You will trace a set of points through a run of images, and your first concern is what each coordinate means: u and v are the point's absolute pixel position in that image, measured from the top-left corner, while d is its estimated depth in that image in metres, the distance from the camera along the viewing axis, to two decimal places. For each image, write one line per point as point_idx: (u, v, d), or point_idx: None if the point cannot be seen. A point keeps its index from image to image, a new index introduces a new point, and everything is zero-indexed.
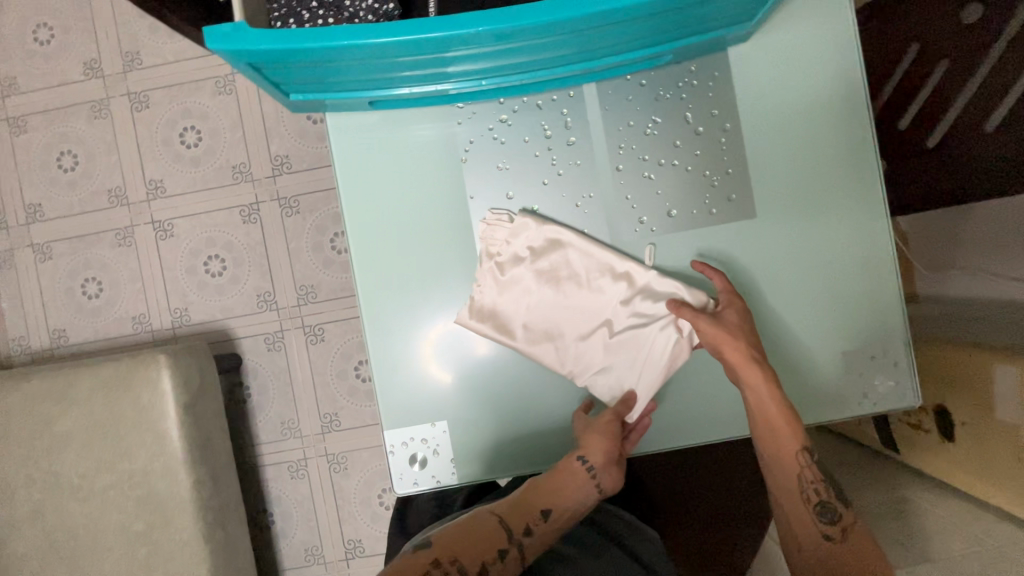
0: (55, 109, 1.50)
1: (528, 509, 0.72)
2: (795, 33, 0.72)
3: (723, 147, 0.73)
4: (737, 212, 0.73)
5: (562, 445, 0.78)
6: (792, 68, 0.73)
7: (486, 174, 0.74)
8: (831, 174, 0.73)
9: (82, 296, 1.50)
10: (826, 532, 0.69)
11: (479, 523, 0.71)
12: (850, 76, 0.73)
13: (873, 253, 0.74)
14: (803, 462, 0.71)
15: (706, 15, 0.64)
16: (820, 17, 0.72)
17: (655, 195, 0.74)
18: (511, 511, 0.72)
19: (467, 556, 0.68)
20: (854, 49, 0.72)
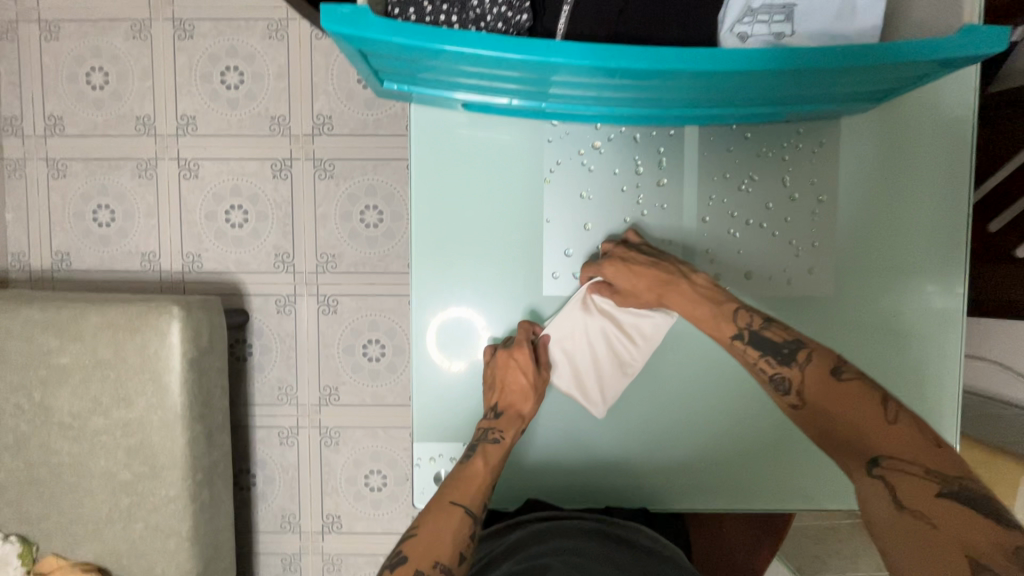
0: (91, 20, 1.40)
1: (478, 480, 0.65)
2: (911, 114, 0.70)
3: (815, 219, 0.71)
4: (813, 287, 0.71)
5: (596, 486, 0.77)
6: (901, 148, 0.70)
7: (568, 201, 0.71)
8: (914, 262, 0.71)
9: (92, 222, 1.44)
10: (792, 403, 0.60)
11: (444, 508, 0.61)
12: (958, 167, 0.70)
13: (938, 350, 0.72)
14: (737, 346, 0.63)
15: (839, 89, 0.60)
16: (939, 103, 0.69)
17: (735, 254, 0.71)
18: (460, 487, 0.64)
19: (444, 558, 0.57)
20: (968, 141, 0.70)
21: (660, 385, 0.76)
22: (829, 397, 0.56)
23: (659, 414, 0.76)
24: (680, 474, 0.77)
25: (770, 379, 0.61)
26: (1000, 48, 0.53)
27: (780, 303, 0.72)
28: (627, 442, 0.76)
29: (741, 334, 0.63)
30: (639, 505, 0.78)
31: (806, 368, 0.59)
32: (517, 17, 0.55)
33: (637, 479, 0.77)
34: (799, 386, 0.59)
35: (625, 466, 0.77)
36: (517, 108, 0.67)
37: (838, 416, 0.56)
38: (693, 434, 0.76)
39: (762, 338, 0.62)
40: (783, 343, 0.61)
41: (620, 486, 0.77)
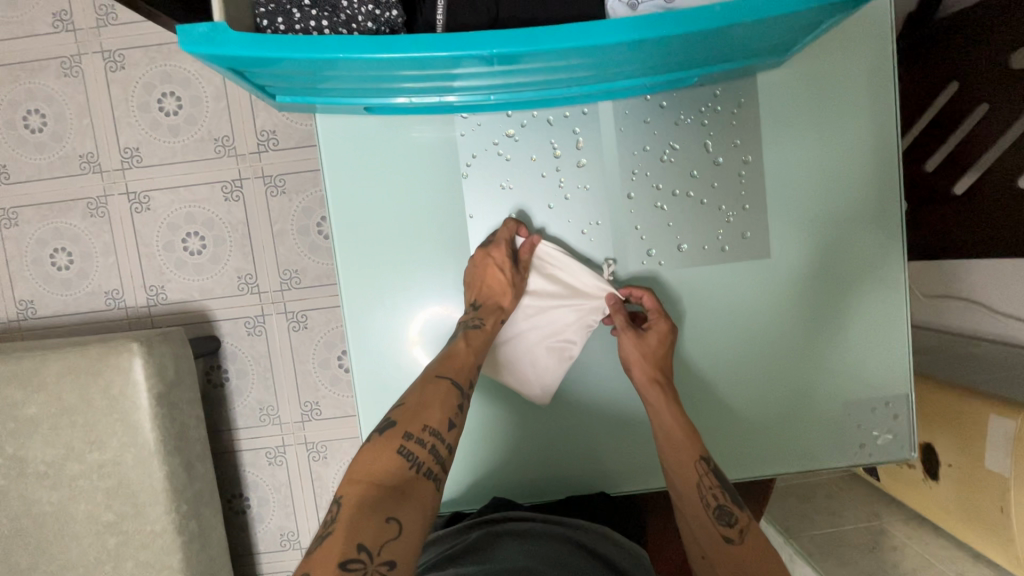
0: (21, 63, 1.38)
1: (438, 412, 0.64)
2: (830, 62, 0.67)
3: (742, 181, 0.69)
4: (751, 251, 0.70)
5: (556, 479, 0.76)
6: (824, 99, 0.68)
7: (488, 192, 0.69)
8: (849, 216, 0.70)
9: (51, 267, 1.42)
10: (727, 535, 0.67)
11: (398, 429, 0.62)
12: (885, 112, 0.68)
13: (892, 300, 0.71)
14: (704, 467, 0.67)
15: (741, 46, 0.58)
16: (859, 47, 0.67)
17: (666, 228, 0.70)
18: (417, 410, 0.63)
19: (432, 425, 0.62)
20: (891, 82, 0.67)
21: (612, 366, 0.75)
22: (758, 545, 0.67)
23: (613, 398, 0.75)
24: (640, 457, 0.75)
25: (719, 506, 0.67)
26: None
27: (727, 274, 0.70)
28: (582, 430, 0.75)
29: (710, 461, 0.68)
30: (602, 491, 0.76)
31: (747, 518, 0.68)
32: (392, 14, 0.53)
33: (597, 467, 0.75)
34: (742, 525, 0.67)
35: (581, 453, 0.75)
36: (420, 105, 0.65)
37: (757, 566, 0.65)
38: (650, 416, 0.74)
39: (722, 476, 0.69)
40: (732, 490, 0.69)
41: (581, 474, 0.75)
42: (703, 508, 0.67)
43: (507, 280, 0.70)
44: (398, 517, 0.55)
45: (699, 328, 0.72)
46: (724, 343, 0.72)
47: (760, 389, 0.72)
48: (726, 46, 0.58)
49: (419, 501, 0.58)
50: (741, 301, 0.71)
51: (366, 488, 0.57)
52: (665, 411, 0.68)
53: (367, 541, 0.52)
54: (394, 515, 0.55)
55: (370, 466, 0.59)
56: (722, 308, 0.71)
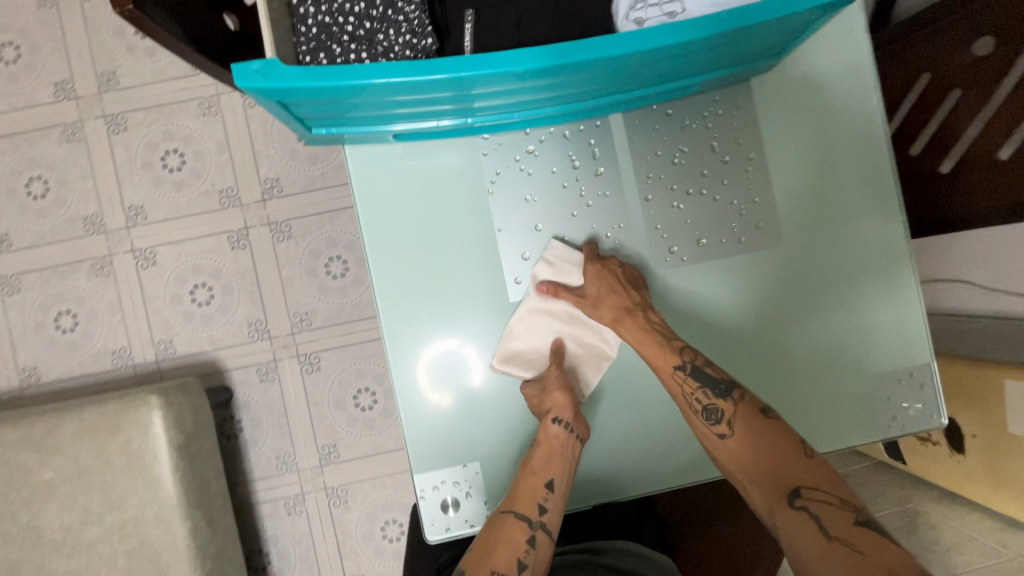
0: (22, 132, 1.41)
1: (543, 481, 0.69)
2: (811, 62, 0.73)
3: (748, 176, 0.73)
4: (764, 241, 0.74)
5: (603, 480, 0.76)
6: (810, 95, 0.73)
7: (512, 206, 0.72)
8: (848, 200, 0.74)
9: (55, 330, 1.41)
10: (720, 432, 0.67)
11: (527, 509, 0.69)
12: (867, 102, 0.73)
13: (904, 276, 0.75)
14: (679, 374, 0.68)
15: (741, 50, 0.64)
16: (836, 46, 0.73)
17: (683, 225, 0.73)
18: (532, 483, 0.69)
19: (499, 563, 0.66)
20: (870, 74, 0.73)
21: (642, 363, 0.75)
22: (754, 430, 0.65)
23: (646, 393, 0.75)
24: (683, 452, 0.75)
25: (704, 408, 0.67)
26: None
27: (749, 262, 0.74)
28: (625, 429, 0.75)
29: (684, 365, 0.68)
30: (650, 490, 0.76)
31: (741, 403, 0.67)
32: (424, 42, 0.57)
33: (635, 465, 0.76)
34: (730, 416, 0.66)
35: (626, 452, 0.76)
36: (445, 128, 0.69)
37: (758, 453, 0.64)
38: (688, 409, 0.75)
39: (705, 370, 0.68)
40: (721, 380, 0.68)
41: (628, 474, 0.75)
42: (690, 413, 0.68)
43: (566, 397, 0.70)
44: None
45: (729, 317, 0.75)
46: (754, 329, 0.75)
47: (791, 368, 0.75)
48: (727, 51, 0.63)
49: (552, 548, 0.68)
50: (765, 286, 0.74)
51: None
52: (623, 330, 0.70)
53: None
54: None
55: None
56: (748, 295, 0.74)
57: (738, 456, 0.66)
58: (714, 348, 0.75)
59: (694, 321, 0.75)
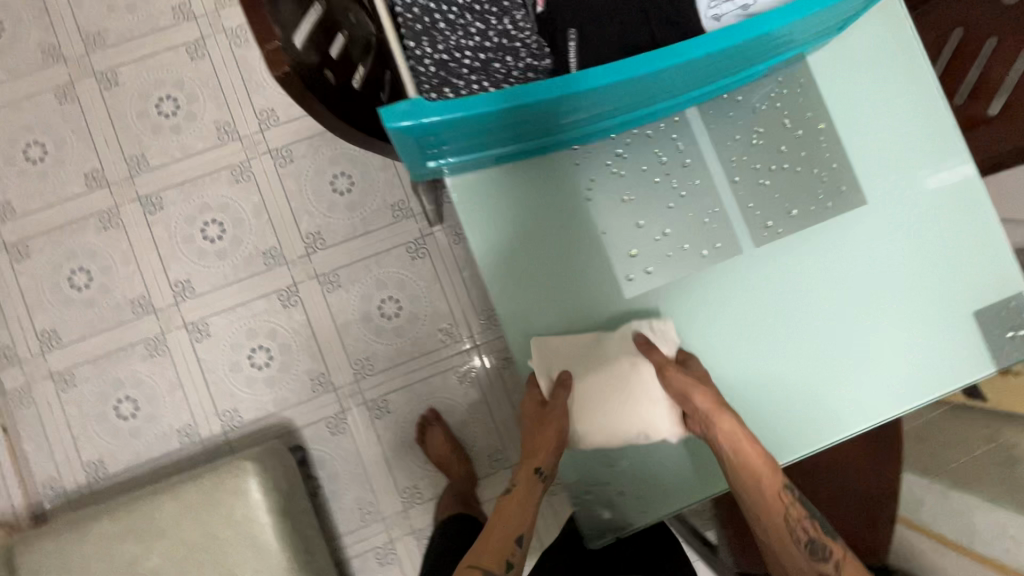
0: (58, 227, 1.41)
1: (523, 511, 0.74)
2: (857, 33, 0.78)
3: (823, 145, 0.77)
4: (850, 202, 0.77)
5: None
6: (862, 62, 0.78)
7: (611, 206, 0.75)
8: (916, 152, 0.79)
9: (116, 419, 1.38)
10: (821, 564, 0.70)
11: (495, 531, 0.73)
12: (916, 60, 0.78)
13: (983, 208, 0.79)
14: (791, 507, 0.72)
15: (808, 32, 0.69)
16: (876, 15, 0.78)
17: (773, 200, 0.77)
18: (516, 507, 0.74)
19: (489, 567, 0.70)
20: (913, 34, 0.78)
21: (756, 333, 0.77)
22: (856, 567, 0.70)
23: (766, 363, 0.77)
24: (815, 415, 0.77)
25: (809, 541, 0.71)
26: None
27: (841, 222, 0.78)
28: (755, 401, 0.77)
29: (790, 496, 0.72)
30: (792, 456, 0.77)
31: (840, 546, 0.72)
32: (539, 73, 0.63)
33: (773, 434, 0.77)
34: (837, 556, 0.70)
35: (761, 424, 0.77)
36: (543, 146, 0.73)
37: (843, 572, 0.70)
38: (811, 370, 0.77)
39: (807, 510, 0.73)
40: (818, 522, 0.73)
41: (768, 442, 0.77)
42: (793, 542, 0.71)
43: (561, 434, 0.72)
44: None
45: (831, 278, 0.78)
46: (856, 284, 0.78)
47: (897, 318, 0.78)
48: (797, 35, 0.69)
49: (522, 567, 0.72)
50: (859, 243, 0.78)
51: None
52: (746, 446, 0.69)
53: None
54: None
55: None
56: (844, 254, 0.78)
57: None
58: (823, 309, 0.77)
59: (800, 290, 0.77)
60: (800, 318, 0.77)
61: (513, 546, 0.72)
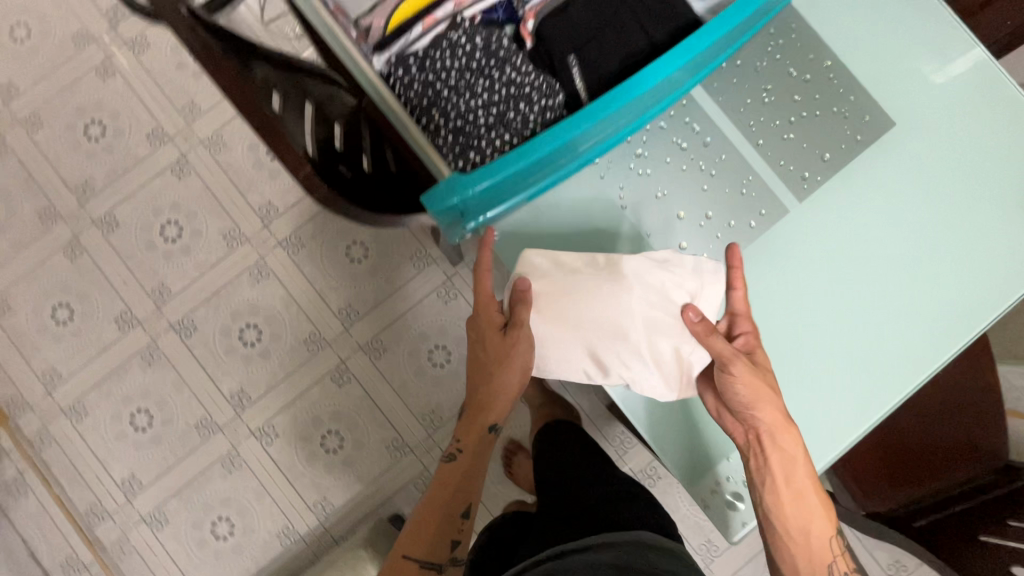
0: (106, 376, 1.44)
1: (471, 462, 0.83)
2: None
3: (834, 81, 0.76)
4: (879, 128, 0.76)
5: (859, 406, 0.74)
6: None
7: (647, 210, 0.75)
8: (929, 58, 0.77)
9: (217, 541, 1.40)
10: None
11: (450, 472, 0.83)
12: None
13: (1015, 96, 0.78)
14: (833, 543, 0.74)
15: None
16: None
17: (804, 150, 0.75)
18: (468, 456, 0.83)
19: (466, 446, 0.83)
20: None
21: (832, 288, 0.75)
22: None
23: (849, 310, 0.75)
24: (911, 346, 0.75)
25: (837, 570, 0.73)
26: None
27: (882, 152, 0.76)
28: (851, 351, 0.75)
29: (834, 535, 0.74)
30: (906, 393, 0.75)
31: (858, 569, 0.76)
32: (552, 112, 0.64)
33: (879, 377, 0.75)
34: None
35: (864, 371, 0.75)
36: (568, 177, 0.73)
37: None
38: (897, 306, 0.75)
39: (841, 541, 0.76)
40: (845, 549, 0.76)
41: (878, 387, 0.75)
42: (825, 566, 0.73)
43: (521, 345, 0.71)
44: (457, 547, 0.81)
45: (890, 211, 0.76)
46: (911, 210, 0.76)
47: (961, 227, 0.77)
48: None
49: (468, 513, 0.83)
50: (905, 167, 0.76)
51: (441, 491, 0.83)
52: (803, 471, 0.71)
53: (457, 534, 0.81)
54: (455, 545, 0.81)
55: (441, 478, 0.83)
56: (891, 184, 0.76)
57: None
58: (890, 242, 0.76)
59: (859, 230, 0.76)
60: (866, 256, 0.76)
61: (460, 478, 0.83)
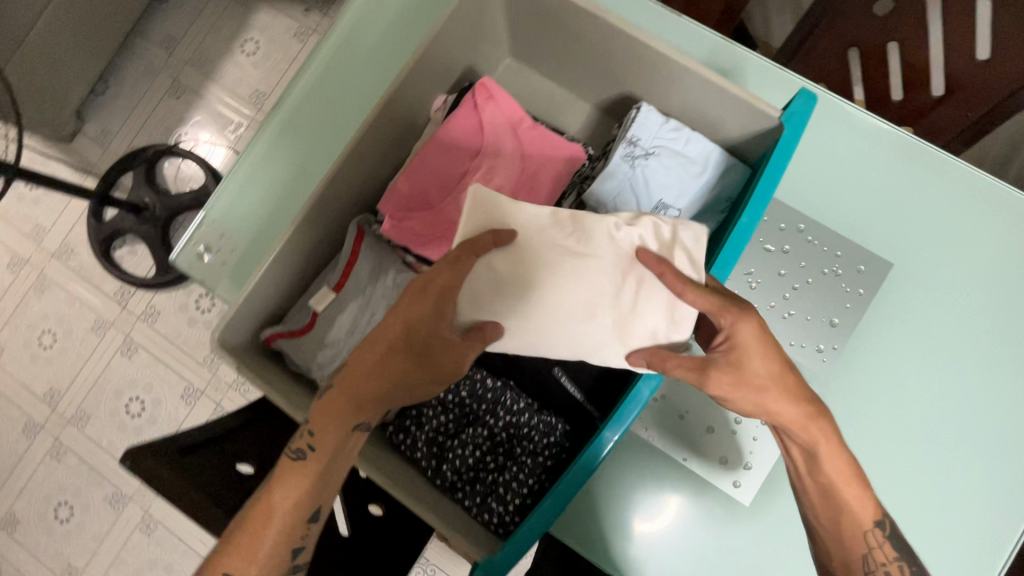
0: None
1: (308, 496, 0.56)
2: None
3: (815, 242, 0.74)
4: (877, 277, 0.73)
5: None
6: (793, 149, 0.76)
7: (673, 432, 0.73)
8: (902, 190, 0.74)
9: None
10: None
11: (277, 520, 0.55)
12: (838, 113, 0.75)
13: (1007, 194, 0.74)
14: (876, 537, 0.60)
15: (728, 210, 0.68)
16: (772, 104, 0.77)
17: (809, 322, 0.73)
18: (302, 492, 0.56)
19: (325, 437, 0.56)
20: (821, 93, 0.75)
21: (901, 441, 0.71)
22: None
23: (916, 475, 0.71)
24: (996, 492, 0.70)
25: None
26: (816, 99, 0.58)
27: (894, 293, 0.73)
28: (933, 517, 0.70)
29: (883, 525, 0.61)
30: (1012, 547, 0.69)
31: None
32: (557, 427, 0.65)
33: (975, 539, 0.69)
34: None
35: (956, 535, 0.69)
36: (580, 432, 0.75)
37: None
38: (978, 436, 0.71)
39: (899, 538, 0.62)
40: (908, 549, 0.62)
41: (978, 550, 0.69)
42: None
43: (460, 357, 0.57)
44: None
45: (917, 358, 0.72)
46: (939, 349, 0.73)
47: (999, 351, 0.72)
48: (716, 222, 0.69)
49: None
50: (926, 297, 0.73)
51: (291, 496, 0.55)
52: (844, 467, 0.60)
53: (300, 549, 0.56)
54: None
55: (287, 487, 0.56)
56: (908, 331, 0.73)
57: None
58: (942, 377, 0.72)
59: (893, 387, 0.72)
60: (912, 412, 0.72)
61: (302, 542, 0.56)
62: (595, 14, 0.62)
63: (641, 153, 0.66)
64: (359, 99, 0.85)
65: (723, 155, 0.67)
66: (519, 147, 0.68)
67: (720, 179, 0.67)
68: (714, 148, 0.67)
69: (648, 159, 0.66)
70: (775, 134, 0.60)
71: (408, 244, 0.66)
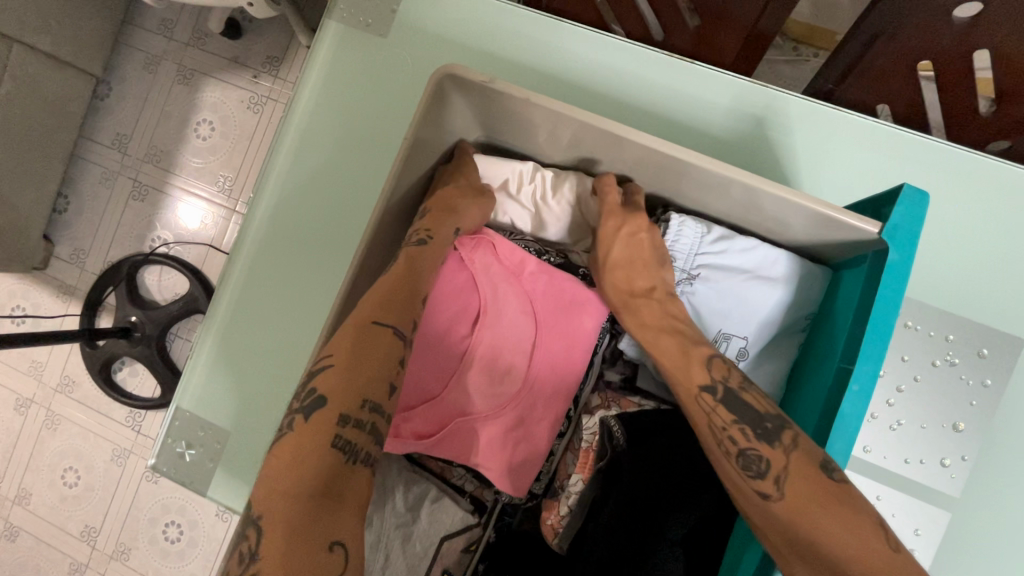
0: None
1: (373, 369, 0.45)
2: (821, 172, 0.64)
3: (916, 326, 0.58)
4: (1004, 361, 0.57)
5: None
6: (854, 191, 0.63)
7: None
8: (1003, 230, 0.61)
9: None
10: (762, 492, 0.42)
11: (330, 399, 0.43)
12: (893, 148, 0.63)
13: None
14: (705, 401, 0.47)
15: (830, 341, 0.52)
16: (817, 141, 0.64)
17: (928, 432, 0.57)
18: (349, 372, 0.45)
19: (393, 312, 0.49)
20: (869, 123, 0.63)
21: None
22: (812, 482, 0.41)
23: None
24: None
25: (739, 453, 0.43)
26: (927, 199, 0.45)
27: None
28: None
29: (716, 387, 0.47)
30: None
31: (792, 454, 0.42)
32: None
33: None
34: (778, 470, 0.42)
35: None
36: None
37: (819, 530, 0.39)
38: None
39: (739, 400, 0.45)
40: (764, 413, 0.45)
41: None
42: (721, 458, 0.45)
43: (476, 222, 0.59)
44: (343, 535, 0.41)
45: None
46: None
47: None
48: (822, 363, 0.52)
49: (358, 507, 0.43)
50: None
51: (328, 389, 0.44)
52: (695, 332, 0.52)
53: (342, 428, 0.43)
54: (341, 536, 0.40)
55: (332, 385, 0.44)
56: None
57: (796, 521, 0.40)
58: None
59: None
60: None
61: (353, 432, 0.43)
62: (605, 129, 0.52)
63: (683, 279, 0.59)
64: (326, 250, 0.74)
65: (792, 263, 0.56)
66: (527, 300, 0.60)
67: (793, 289, 0.56)
68: (777, 257, 0.56)
69: (692, 284, 0.58)
70: (877, 249, 0.47)
71: (417, 451, 0.58)
